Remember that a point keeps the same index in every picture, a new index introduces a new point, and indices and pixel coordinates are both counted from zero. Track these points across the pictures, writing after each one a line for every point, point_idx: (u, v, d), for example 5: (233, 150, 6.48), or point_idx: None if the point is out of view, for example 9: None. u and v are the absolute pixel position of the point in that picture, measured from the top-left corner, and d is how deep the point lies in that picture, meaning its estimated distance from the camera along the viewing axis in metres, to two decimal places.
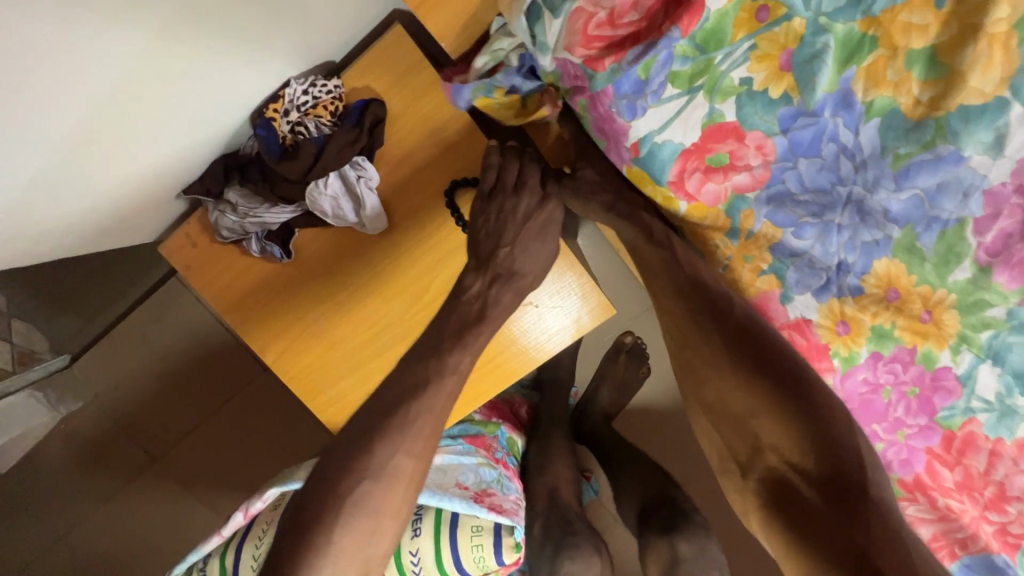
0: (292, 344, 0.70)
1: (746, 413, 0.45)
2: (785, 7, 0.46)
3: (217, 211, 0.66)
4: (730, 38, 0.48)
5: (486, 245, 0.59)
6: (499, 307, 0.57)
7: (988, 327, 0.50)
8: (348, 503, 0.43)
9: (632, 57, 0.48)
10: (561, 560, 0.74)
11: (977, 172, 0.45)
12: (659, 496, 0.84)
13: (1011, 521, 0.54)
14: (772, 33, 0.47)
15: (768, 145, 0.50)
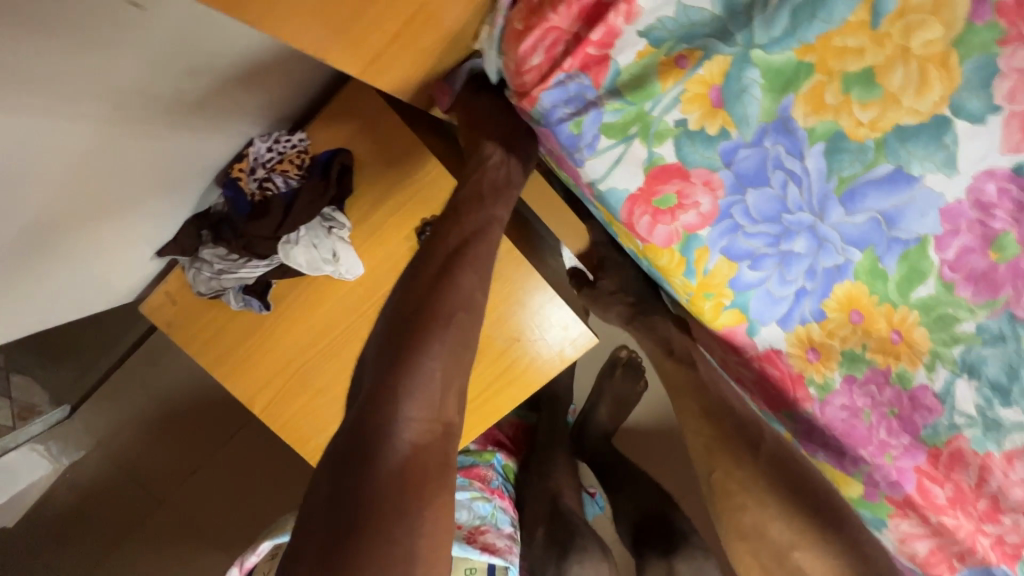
0: (280, 394, 0.73)
1: (785, 543, 0.59)
2: (701, 50, 0.45)
3: (194, 268, 0.68)
4: (658, 87, 0.46)
5: (493, 122, 0.55)
6: (519, 176, 0.56)
7: (960, 342, 0.51)
8: (440, 318, 0.43)
9: (565, 112, 0.48)
10: (568, 563, 0.69)
11: (934, 191, 0.48)
12: (656, 515, 0.84)
13: (1006, 531, 0.55)
14: (698, 75, 0.46)
15: (714, 180, 0.49)
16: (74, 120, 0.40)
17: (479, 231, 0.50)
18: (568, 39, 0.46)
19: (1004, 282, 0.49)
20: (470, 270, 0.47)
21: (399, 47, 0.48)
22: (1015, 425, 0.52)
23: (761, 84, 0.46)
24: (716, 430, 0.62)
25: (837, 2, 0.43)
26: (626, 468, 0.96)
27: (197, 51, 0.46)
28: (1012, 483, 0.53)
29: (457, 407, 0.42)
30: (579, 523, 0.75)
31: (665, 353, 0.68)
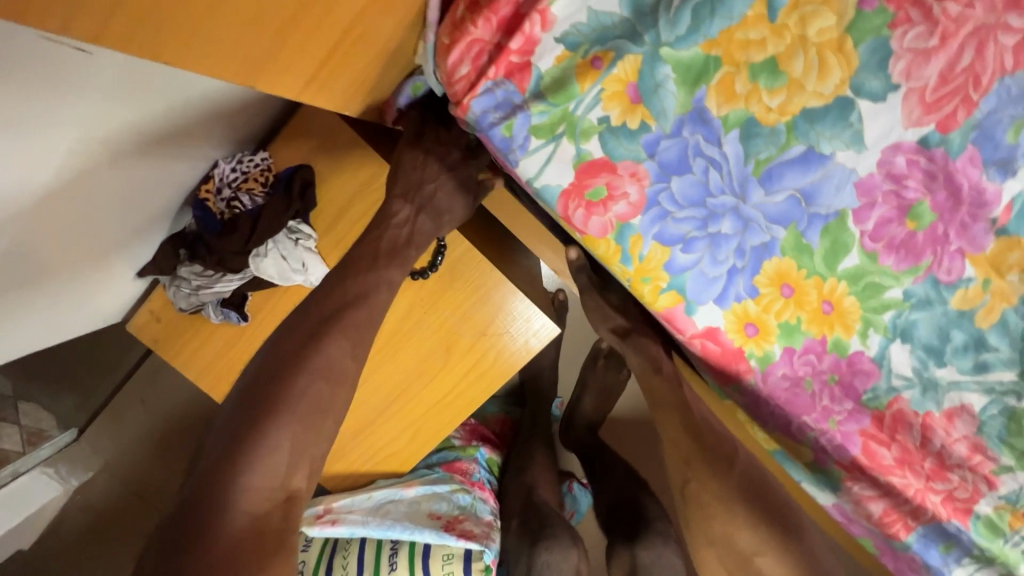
0: None
1: (751, 552, 0.59)
2: (614, 52, 0.49)
3: (173, 286, 0.72)
4: (578, 88, 0.50)
5: (415, 175, 0.61)
6: (424, 234, 0.62)
7: (890, 307, 0.56)
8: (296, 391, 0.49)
9: (495, 116, 0.52)
10: (538, 550, 0.71)
11: (847, 167, 0.51)
12: (629, 502, 0.87)
13: (955, 487, 0.60)
14: (614, 74, 0.49)
15: (640, 171, 0.52)
16: (55, 166, 0.45)
17: (362, 296, 0.56)
18: (490, 49, 0.50)
19: (923, 249, 0.53)
20: (339, 341, 0.52)
21: (334, 64, 0.49)
22: (948, 383, 0.57)
23: (674, 78, 0.50)
24: (698, 444, 0.62)
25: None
26: (608, 458, 0.99)
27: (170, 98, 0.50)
28: (953, 440, 0.58)
29: (306, 478, 0.48)
30: (552, 514, 0.77)
31: (654, 371, 0.69)
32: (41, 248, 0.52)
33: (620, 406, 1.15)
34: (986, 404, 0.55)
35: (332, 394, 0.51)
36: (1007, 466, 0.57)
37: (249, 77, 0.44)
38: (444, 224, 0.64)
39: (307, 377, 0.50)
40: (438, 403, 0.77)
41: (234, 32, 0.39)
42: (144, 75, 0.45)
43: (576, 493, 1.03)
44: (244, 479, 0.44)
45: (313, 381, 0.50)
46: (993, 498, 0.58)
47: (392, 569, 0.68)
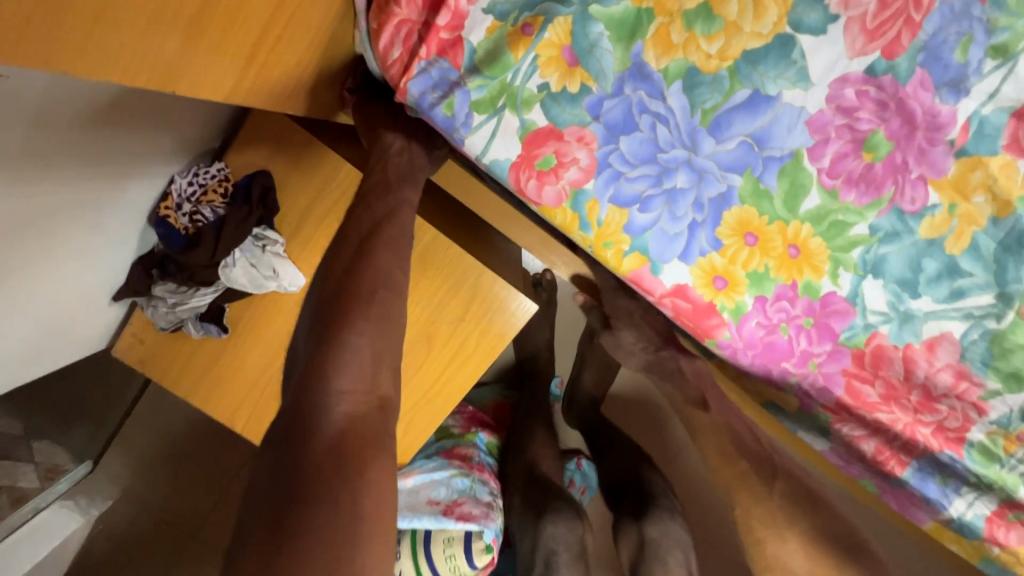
0: (256, 409, 0.78)
1: (804, 573, 0.62)
2: (543, 16, 0.48)
3: (151, 307, 0.72)
4: (512, 58, 0.49)
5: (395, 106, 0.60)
6: (422, 161, 0.61)
7: (857, 244, 0.55)
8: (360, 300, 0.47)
9: (434, 96, 0.51)
10: (543, 523, 0.70)
11: (795, 106, 0.51)
12: (631, 478, 0.89)
13: (944, 417, 0.61)
14: (546, 39, 0.49)
15: (587, 135, 0.52)
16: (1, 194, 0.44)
17: (391, 216, 0.54)
18: (419, 28, 0.49)
19: (883, 180, 0.53)
20: (383, 255, 0.50)
21: (268, 50, 0.49)
22: (926, 314, 0.57)
23: (608, 36, 0.49)
24: (736, 472, 0.67)
25: None
26: (610, 431, 1.00)
27: (106, 112, 0.49)
28: (937, 369, 0.59)
29: (391, 383, 0.45)
30: (559, 490, 0.75)
31: (682, 397, 0.73)
32: (10, 274, 0.52)
33: (618, 382, 1.15)
34: (966, 328, 0.57)
35: (394, 302, 0.48)
36: (992, 390, 0.59)
37: (175, 82, 0.42)
38: (434, 154, 0.62)
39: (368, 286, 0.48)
40: (426, 393, 0.78)
41: (150, 33, 0.37)
42: (76, 90, 0.44)
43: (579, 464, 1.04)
44: (334, 379, 0.42)
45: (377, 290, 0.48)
46: (984, 424, 0.61)
47: (398, 558, 0.71)
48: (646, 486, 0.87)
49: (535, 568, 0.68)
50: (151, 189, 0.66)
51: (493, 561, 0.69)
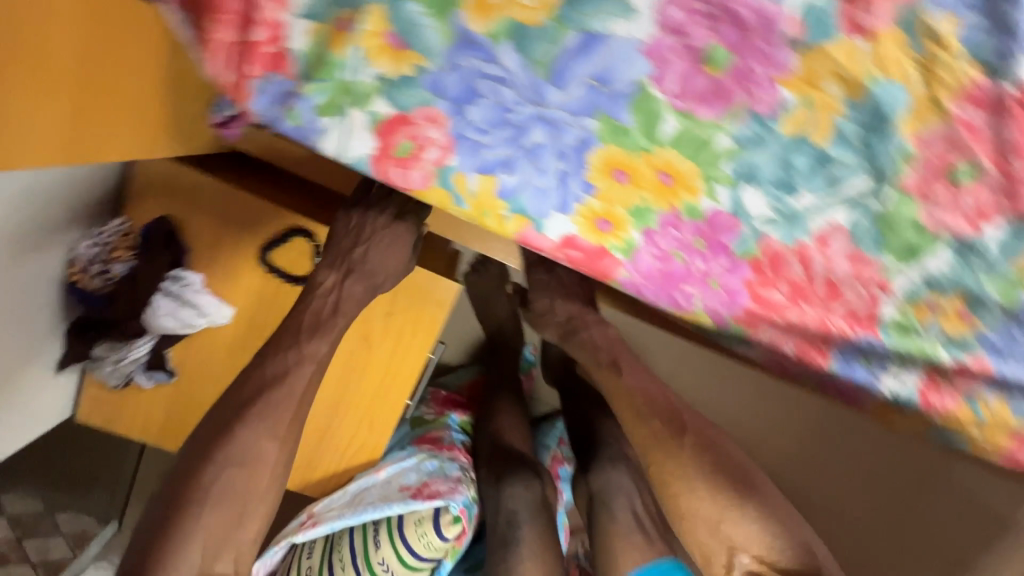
0: None
1: (717, 522, 0.70)
2: (353, 9, 0.47)
3: (98, 368, 0.75)
4: (337, 57, 0.50)
5: (343, 244, 0.71)
6: (350, 298, 0.69)
7: (726, 157, 0.56)
8: (214, 491, 0.60)
9: (279, 111, 0.53)
10: (503, 484, 0.75)
11: (628, 38, 0.50)
12: (587, 431, 0.98)
13: (850, 302, 0.63)
14: (363, 31, 0.49)
15: (435, 113, 0.53)
16: None
17: (279, 378, 0.64)
18: (241, 48, 0.49)
19: (732, 90, 0.54)
20: (249, 427, 0.62)
21: None
22: (811, 210, 0.58)
23: (424, 12, 0.48)
24: (643, 416, 0.76)
25: None
26: (583, 385, 1.04)
27: None
28: (832, 259, 0.61)
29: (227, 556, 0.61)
30: (522, 454, 0.81)
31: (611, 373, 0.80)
32: None
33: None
34: (856, 216, 0.58)
35: (244, 476, 0.62)
36: (892, 268, 0.61)
37: None
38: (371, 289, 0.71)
39: (222, 465, 0.61)
40: (379, 387, 0.81)
41: None
42: None
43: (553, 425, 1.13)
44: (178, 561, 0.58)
45: (230, 465, 0.61)
46: (893, 300, 0.63)
47: (377, 545, 0.73)
48: (599, 440, 0.96)
49: (497, 527, 0.71)
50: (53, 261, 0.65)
51: (468, 528, 0.73)
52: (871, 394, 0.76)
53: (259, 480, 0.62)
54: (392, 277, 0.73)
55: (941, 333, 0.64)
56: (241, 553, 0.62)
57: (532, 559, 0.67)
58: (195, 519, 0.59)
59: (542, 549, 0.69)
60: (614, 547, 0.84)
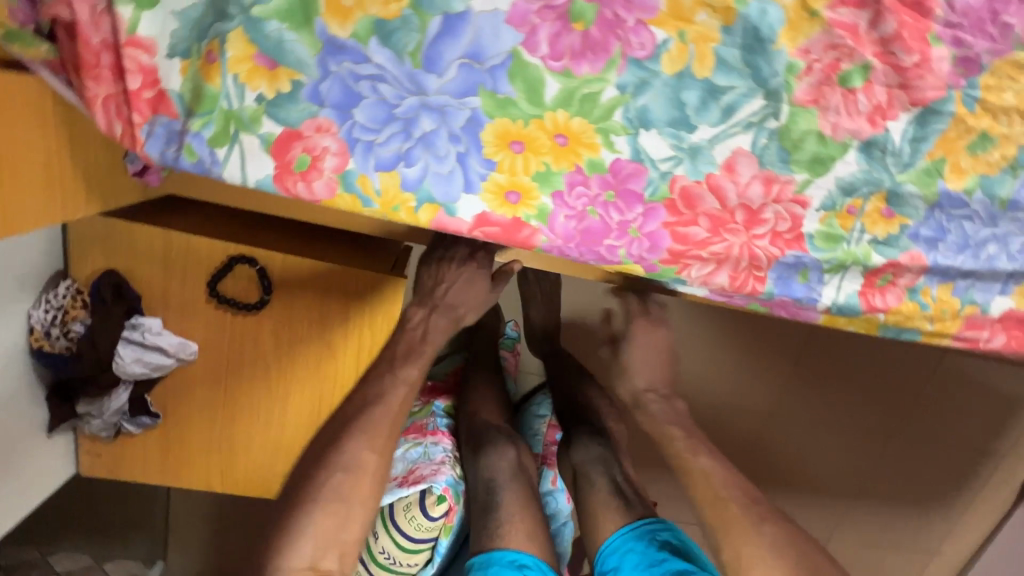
0: (211, 462, 0.85)
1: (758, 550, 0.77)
2: (219, 37, 0.50)
3: (86, 424, 0.79)
4: (214, 87, 0.51)
5: (426, 283, 0.80)
6: (435, 331, 0.78)
7: (615, 107, 0.57)
8: (326, 489, 0.68)
9: (172, 151, 0.53)
10: (480, 455, 0.81)
11: (489, 12, 0.52)
12: (571, 408, 1.07)
13: (773, 223, 0.64)
14: (234, 56, 0.51)
15: (322, 123, 0.54)
16: None
17: (379, 398, 0.72)
18: (122, 96, 0.51)
19: (606, 41, 0.54)
20: (357, 438, 0.70)
21: None
22: (710, 141, 0.60)
23: (287, 27, 0.50)
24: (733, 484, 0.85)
25: None
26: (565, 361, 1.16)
27: None
28: (745, 185, 0.62)
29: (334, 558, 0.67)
30: (491, 425, 0.87)
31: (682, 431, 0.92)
32: None
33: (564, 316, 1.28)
34: (753, 137, 0.60)
35: (350, 480, 0.69)
36: (803, 183, 0.62)
37: None
38: (454, 319, 0.80)
39: (331, 470, 0.69)
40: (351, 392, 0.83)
41: None
42: None
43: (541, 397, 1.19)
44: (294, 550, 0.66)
45: (337, 470, 0.69)
46: (813, 213, 0.64)
47: (376, 536, 0.77)
48: (580, 419, 1.04)
49: (477, 496, 0.77)
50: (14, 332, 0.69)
51: (453, 506, 0.75)
52: (810, 317, 0.73)
53: (361, 484, 0.69)
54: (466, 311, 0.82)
55: (867, 236, 0.65)
56: (347, 551, 0.68)
57: (517, 517, 0.74)
58: (308, 515, 0.68)
59: (523, 507, 0.75)
60: (598, 511, 0.91)
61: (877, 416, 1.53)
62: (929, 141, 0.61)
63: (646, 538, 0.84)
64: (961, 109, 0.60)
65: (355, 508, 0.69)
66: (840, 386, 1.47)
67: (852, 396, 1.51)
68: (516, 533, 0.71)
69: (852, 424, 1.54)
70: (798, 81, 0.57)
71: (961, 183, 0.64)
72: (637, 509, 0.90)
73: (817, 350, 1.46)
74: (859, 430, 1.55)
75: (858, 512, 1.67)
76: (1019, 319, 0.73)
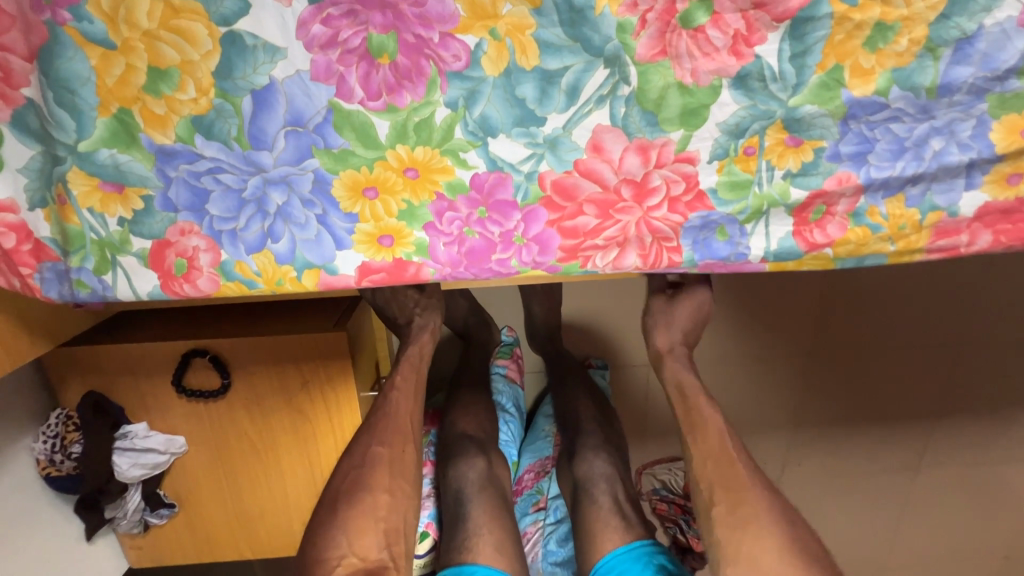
0: (235, 533, 0.92)
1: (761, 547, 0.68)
2: (64, 179, 0.53)
3: (116, 526, 0.88)
4: (78, 224, 0.55)
5: (389, 316, 0.87)
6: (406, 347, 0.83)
7: (453, 125, 0.55)
8: (351, 480, 0.68)
9: (67, 288, 0.58)
10: (450, 467, 0.85)
11: (292, 75, 0.52)
12: (569, 413, 1.04)
13: (665, 191, 0.59)
14: (82, 191, 0.54)
15: (183, 226, 0.57)
16: None
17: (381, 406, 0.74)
18: (7, 254, 0.56)
19: (417, 64, 0.52)
20: (368, 439, 0.71)
21: None
22: (565, 127, 0.56)
23: (118, 150, 0.53)
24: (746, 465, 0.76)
25: (72, 68, 0.50)
26: (565, 362, 1.15)
27: None
28: (619, 160, 0.57)
29: (375, 544, 0.64)
30: (465, 436, 0.90)
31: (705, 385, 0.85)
32: None
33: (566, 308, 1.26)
34: (610, 109, 0.55)
35: (374, 473, 0.68)
36: (682, 140, 0.56)
37: None
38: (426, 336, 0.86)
39: (352, 466, 0.69)
40: (336, 446, 0.86)
41: None
42: None
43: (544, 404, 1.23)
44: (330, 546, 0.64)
45: (356, 467, 0.69)
46: (707, 167, 0.58)
47: None
48: (577, 422, 1.01)
49: (448, 508, 0.81)
50: (24, 465, 0.77)
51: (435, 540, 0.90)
52: (757, 267, 0.64)
53: (383, 473, 0.68)
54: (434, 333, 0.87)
55: (779, 172, 0.59)
56: (391, 535, 0.66)
57: (485, 528, 0.76)
58: (336, 510, 0.66)
59: (490, 518, 0.77)
60: (597, 530, 0.81)
61: (932, 327, 1.38)
62: (814, 53, 0.53)
63: (643, 561, 0.73)
64: (841, 7, 0.51)
65: (381, 497, 0.67)
66: (883, 302, 1.34)
67: (899, 315, 1.36)
68: (485, 544, 0.74)
69: (907, 342, 1.40)
70: (636, 38, 0.52)
71: (870, 86, 0.55)
72: (639, 529, 0.80)
73: (846, 276, 1.31)
74: (919, 346, 1.40)
75: (943, 430, 1.52)
76: (1002, 211, 0.62)
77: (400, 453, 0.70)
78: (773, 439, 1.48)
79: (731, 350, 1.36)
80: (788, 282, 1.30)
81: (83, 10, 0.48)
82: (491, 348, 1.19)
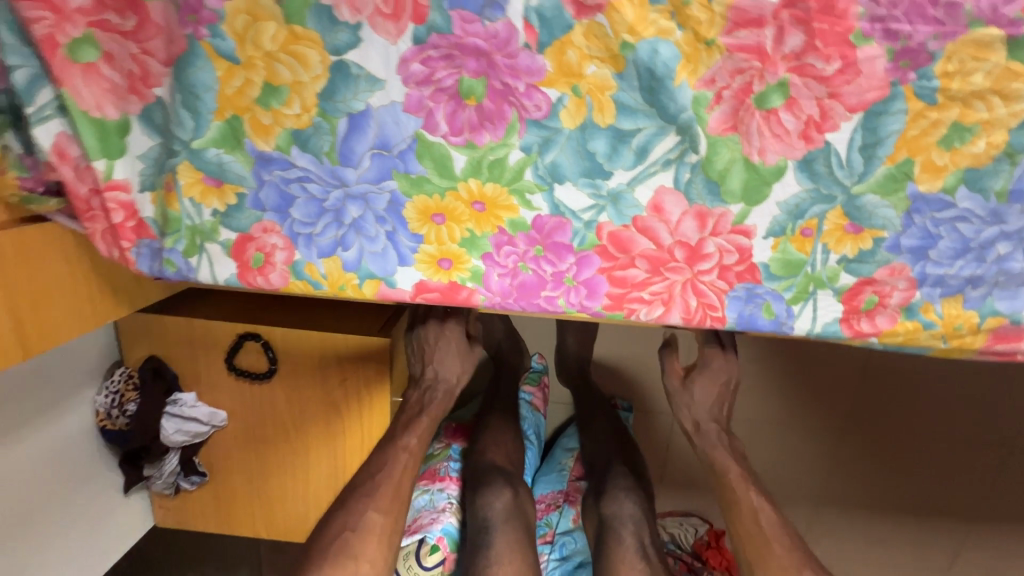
0: (252, 511, 0.96)
1: None
2: (174, 170, 0.60)
3: (150, 484, 0.94)
4: (177, 210, 0.62)
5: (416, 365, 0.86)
6: (431, 402, 0.82)
7: (524, 167, 0.58)
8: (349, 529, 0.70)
9: (157, 265, 0.64)
10: (478, 495, 0.87)
11: (386, 105, 0.56)
12: (601, 452, 1.04)
13: (718, 258, 0.60)
14: (188, 182, 0.61)
15: (267, 223, 0.62)
16: None
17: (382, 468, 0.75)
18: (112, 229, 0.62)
19: (499, 109, 0.56)
20: (365, 506, 0.72)
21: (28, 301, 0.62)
22: (630, 184, 0.58)
23: (224, 151, 0.59)
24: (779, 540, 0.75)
25: (199, 77, 0.56)
26: (589, 396, 1.15)
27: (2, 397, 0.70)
28: (675, 224, 0.59)
29: None
30: (494, 466, 0.92)
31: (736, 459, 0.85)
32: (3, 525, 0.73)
33: (599, 345, 1.27)
34: (675, 173, 0.57)
35: (359, 540, 0.70)
36: (740, 213, 0.58)
37: None
38: (450, 390, 0.84)
39: (341, 521, 0.71)
40: (360, 446, 0.90)
41: None
42: None
43: (566, 435, 1.23)
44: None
45: (346, 529, 0.70)
46: (761, 242, 0.59)
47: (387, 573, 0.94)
48: (606, 464, 1.00)
49: (474, 530, 0.83)
50: (85, 415, 0.84)
51: (447, 555, 0.91)
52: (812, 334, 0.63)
53: (369, 544, 0.70)
54: (465, 366, 0.86)
55: (834, 256, 0.59)
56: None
57: (506, 559, 0.78)
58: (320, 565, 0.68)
59: (515, 551, 0.79)
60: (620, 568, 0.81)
61: (981, 425, 1.31)
62: (885, 146, 0.54)
63: None
64: (917, 104, 0.52)
65: (363, 567, 0.69)
66: (929, 391, 1.30)
67: (945, 407, 1.31)
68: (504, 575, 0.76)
69: (951, 435, 1.33)
70: (709, 112, 0.55)
71: (938, 182, 0.55)
72: None
73: (893, 357, 1.28)
74: (965, 440, 1.34)
75: (981, 534, 1.43)
76: None
77: (389, 529, 0.71)
78: (795, 513, 1.43)
79: (762, 413, 1.33)
80: (829, 354, 1.27)
81: (219, 29, 0.54)
82: (521, 372, 1.21)
